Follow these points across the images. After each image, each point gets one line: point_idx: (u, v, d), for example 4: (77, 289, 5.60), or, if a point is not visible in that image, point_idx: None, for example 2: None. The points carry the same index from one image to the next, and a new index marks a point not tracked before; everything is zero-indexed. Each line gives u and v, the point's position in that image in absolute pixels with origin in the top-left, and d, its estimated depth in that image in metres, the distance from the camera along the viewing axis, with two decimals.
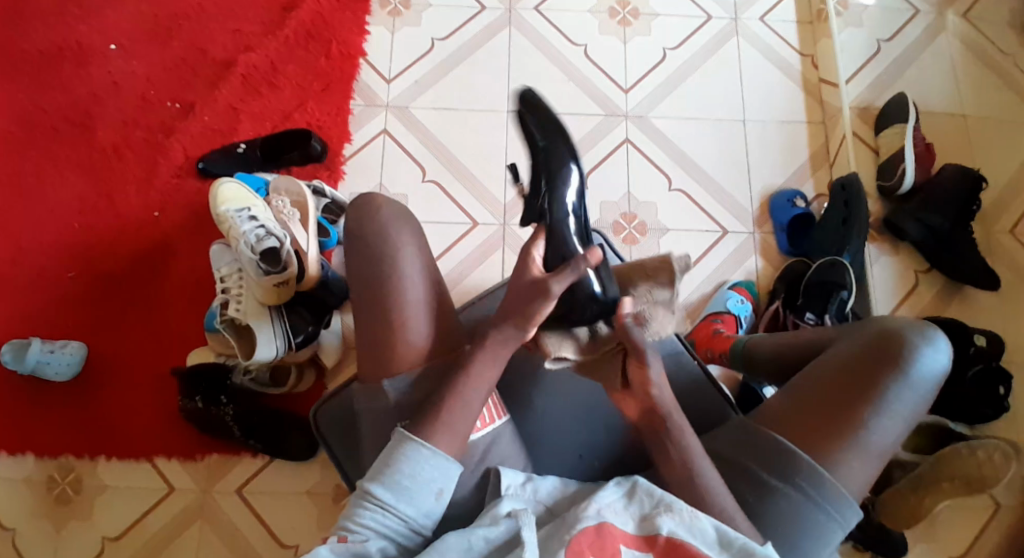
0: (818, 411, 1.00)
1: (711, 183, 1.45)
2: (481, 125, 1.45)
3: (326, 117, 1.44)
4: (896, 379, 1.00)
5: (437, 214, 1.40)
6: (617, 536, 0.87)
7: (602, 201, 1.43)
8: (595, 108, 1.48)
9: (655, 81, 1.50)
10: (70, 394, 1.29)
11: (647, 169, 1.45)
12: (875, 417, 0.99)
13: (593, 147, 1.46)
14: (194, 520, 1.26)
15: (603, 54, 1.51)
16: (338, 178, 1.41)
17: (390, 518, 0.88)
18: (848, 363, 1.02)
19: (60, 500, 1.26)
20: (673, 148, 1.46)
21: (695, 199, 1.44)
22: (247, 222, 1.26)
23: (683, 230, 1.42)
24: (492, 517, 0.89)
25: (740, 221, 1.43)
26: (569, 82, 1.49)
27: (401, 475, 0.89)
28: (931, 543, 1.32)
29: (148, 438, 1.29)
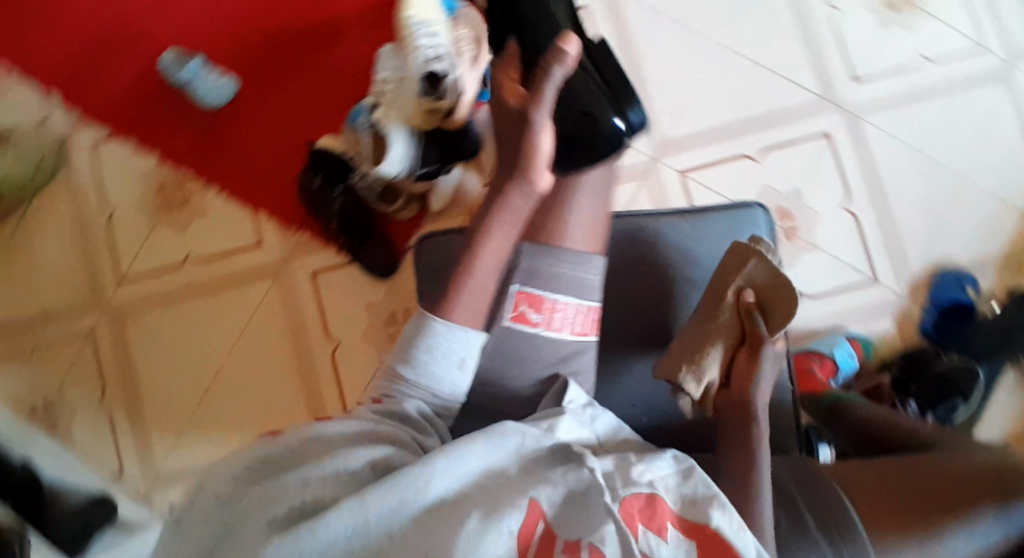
0: (901, 499, 0.89)
1: (887, 222, 1.32)
2: (689, 43, 1.31)
3: None
4: (998, 511, 0.88)
5: None
6: (664, 513, 0.74)
7: (766, 183, 1.30)
8: (812, 83, 1.32)
9: (889, 88, 1.33)
10: (202, 119, 1.33)
11: (831, 176, 1.31)
12: (956, 533, 0.88)
13: (787, 124, 1.30)
14: (266, 277, 1.29)
15: (852, 32, 1.32)
16: None
17: (418, 391, 0.81)
18: (955, 467, 0.91)
19: (165, 208, 1.32)
20: (869, 166, 1.32)
21: (863, 230, 1.31)
22: (427, 35, 1.16)
23: (831, 256, 1.31)
24: (548, 425, 0.79)
25: (892, 275, 1.32)
26: (800, 44, 1.32)
27: (426, 351, 0.81)
28: None
29: (254, 191, 1.32)
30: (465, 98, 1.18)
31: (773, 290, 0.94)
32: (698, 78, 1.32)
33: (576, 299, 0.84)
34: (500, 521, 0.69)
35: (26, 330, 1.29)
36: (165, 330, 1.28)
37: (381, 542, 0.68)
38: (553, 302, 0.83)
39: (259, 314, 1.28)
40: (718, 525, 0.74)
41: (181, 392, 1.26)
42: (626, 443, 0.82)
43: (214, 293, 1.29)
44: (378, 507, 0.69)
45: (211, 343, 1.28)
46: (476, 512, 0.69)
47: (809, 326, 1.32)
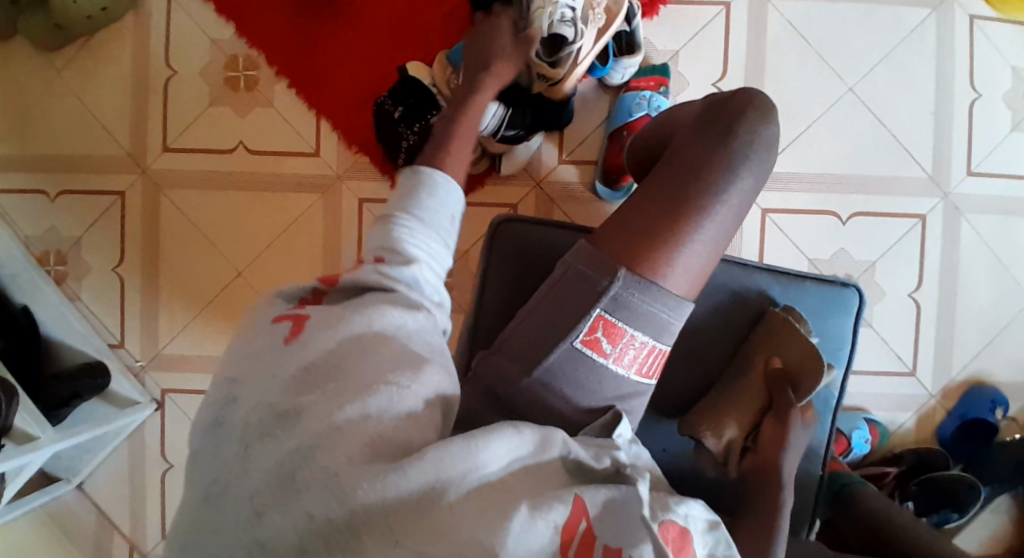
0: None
1: (947, 324, 1.25)
2: (812, 80, 1.21)
3: None
4: None
5: None
6: (691, 553, 0.71)
7: (842, 248, 1.22)
8: (926, 163, 1.22)
9: (1001, 191, 1.22)
10: (290, 2, 1.22)
11: (912, 262, 1.23)
12: None
13: (886, 196, 1.22)
14: (315, 191, 1.22)
15: (984, 122, 1.22)
16: (649, 13, 1.20)
17: (426, 242, 0.79)
18: None
19: (231, 86, 1.23)
20: (951, 263, 1.23)
21: (921, 325, 1.24)
22: None
23: (882, 338, 1.25)
24: (595, 453, 0.73)
25: (931, 378, 1.26)
26: (928, 118, 1.21)
27: (429, 204, 0.81)
28: None
29: (324, 95, 1.23)
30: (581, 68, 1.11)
31: (806, 354, 0.89)
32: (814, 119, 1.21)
33: (653, 340, 0.80)
34: (547, 512, 0.66)
35: (60, 171, 1.22)
36: (202, 213, 1.22)
37: (439, 512, 0.64)
38: (628, 337, 0.79)
39: (301, 224, 1.22)
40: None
41: (202, 277, 1.22)
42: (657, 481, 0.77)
43: (259, 191, 1.22)
44: (453, 469, 0.66)
45: (243, 240, 1.22)
46: (525, 501, 0.66)
47: None
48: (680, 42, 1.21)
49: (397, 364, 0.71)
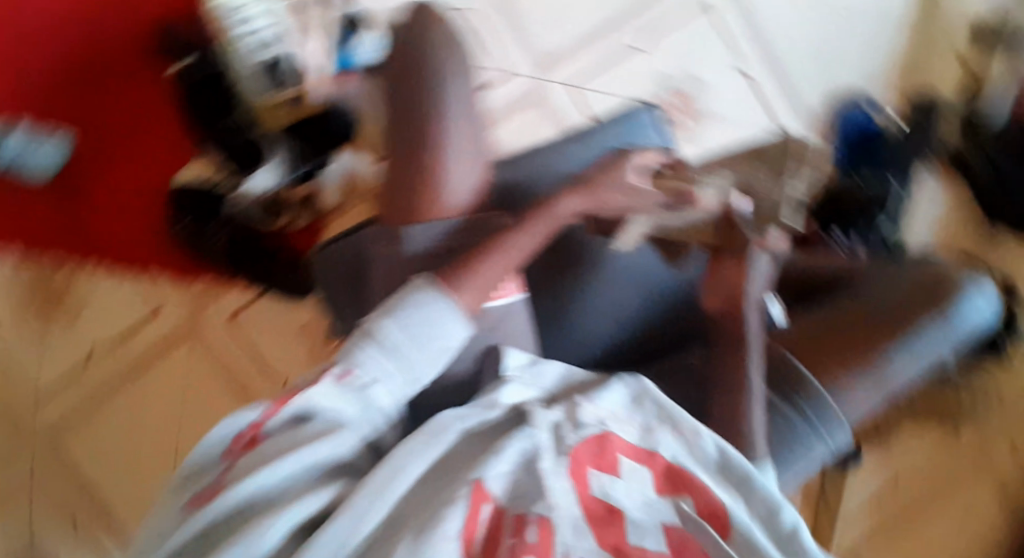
0: (853, 349, 0.94)
1: (783, 75, 1.36)
2: None
3: None
4: (930, 324, 0.97)
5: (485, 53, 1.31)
6: (617, 444, 0.71)
7: (657, 70, 1.34)
8: None
9: None
10: (53, 191, 1.22)
11: (716, 46, 1.36)
12: (895, 355, 0.95)
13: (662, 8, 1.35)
14: (183, 342, 1.24)
15: None
16: None
17: (391, 362, 0.68)
18: (888, 307, 0.98)
19: (49, 301, 1.22)
20: (751, 25, 1.36)
21: (752, 91, 1.35)
22: (242, 24, 1.10)
23: (733, 118, 1.35)
24: (491, 401, 0.73)
25: (799, 123, 1.35)
26: None
27: (410, 321, 0.70)
28: (882, 469, 1.34)
29: (134, 252, 1.23)
30: (313, 70, 1.16)
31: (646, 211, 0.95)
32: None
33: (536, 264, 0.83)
34: (440, 530, 0.61)
35: None
36: (104, 425, 1.22)
37: None
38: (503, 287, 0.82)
39: (194, 373, 1.23)
40: (673, 449, 0.73)
41: (139, 474, 1.21)
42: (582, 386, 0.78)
43: (137, 377, 1.23)
44: None
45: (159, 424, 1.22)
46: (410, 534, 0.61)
47: None
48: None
49: (306, 494, 0.61)
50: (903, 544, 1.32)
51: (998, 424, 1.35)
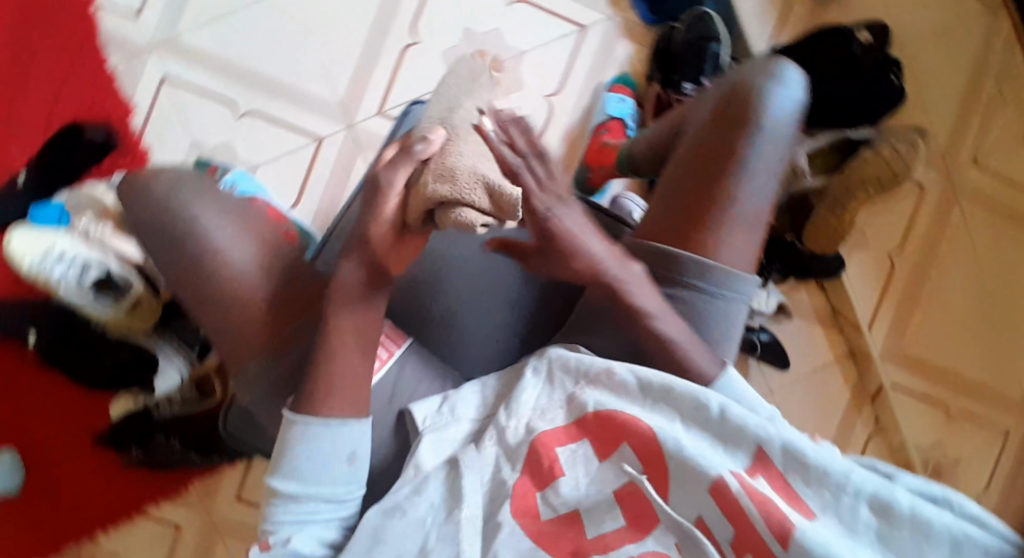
0: (705, 191, 0.85)
1: None
2: (268, 19, 1.25)
3: (91, 95, 1.20)
4: (753, 134, 0.85)
5: (272, 149, 1.25)
6: (551, 441, 0.76)
7: (444, 50, 1.28)
8: None
9: None
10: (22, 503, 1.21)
11: None
12: (738, 184, 0.84)
13: None
14: (216, 540, 1.25)
15: None
16: (144, 159, 1.22)
17: (303, 506, 0.78)
18: (707, 135, 0.87)
19: None
20: None
21: (537, 2, 1.29)
22: (56, 266, 1.04)
23: (539, 44, 1.29)
24: (416, 467, 0.77)
25: (593, 9, 1.31)
26: None
27: (295, 460, 0.77)
28: (864, 250, 1.34)
29: (126, 500, 1.23)
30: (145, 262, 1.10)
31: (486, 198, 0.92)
32: (307, 25, 1.26)
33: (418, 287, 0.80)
34: None
35: None
36: None
37: None
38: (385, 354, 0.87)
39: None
40: (596, 398, 0.78)
41: None
42: (499, 390, 0.82)
43: None
44: None
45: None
46: None
47: (581, 113, 1.30)
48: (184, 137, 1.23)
49: None
50: (920, 301, 1.35)
51: (940, 144, 1.35)
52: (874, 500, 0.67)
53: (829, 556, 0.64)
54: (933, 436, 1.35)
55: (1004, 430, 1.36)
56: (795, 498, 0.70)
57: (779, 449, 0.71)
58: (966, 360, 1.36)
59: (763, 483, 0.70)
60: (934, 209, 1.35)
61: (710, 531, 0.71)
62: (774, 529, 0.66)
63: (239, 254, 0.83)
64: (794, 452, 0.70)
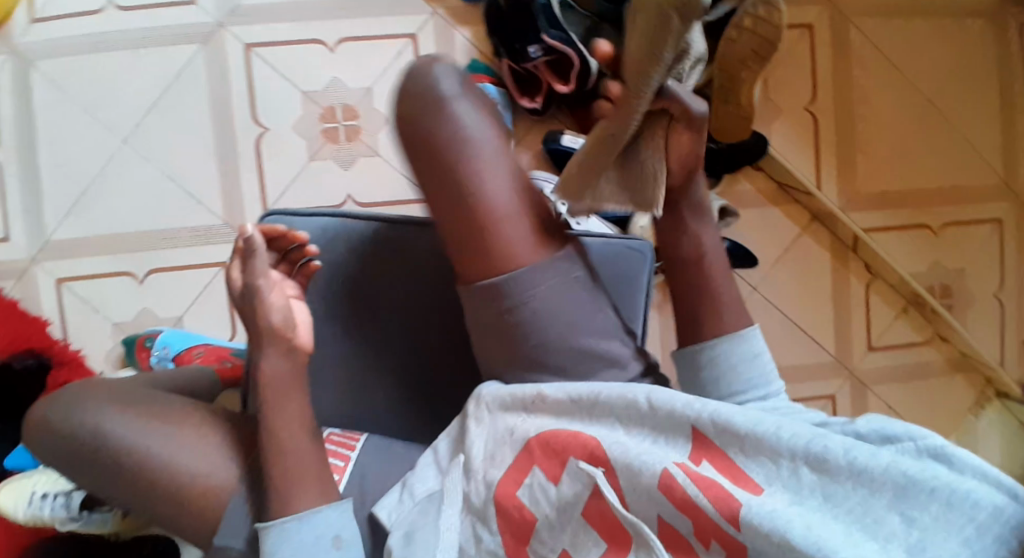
0: (474, 207, 0.90)
1: (359, 4, 1.28)
2: (120, 180, 1.25)
3: (8, 327, 1.21)
4: (455, 135, 0.90)
5: (186, 296, 1.25)
6: (509, 488, 0.85)
7: (294, 125, 1.27)
8: (188, 47, 1.26)
9: None
10: None
11: (296, 53, 1.27)
12: (481, 180, 0.89)
13: (230, 88, 1.26)
14: None
15: None
16: (82, 360, 1.23)
17: None
18: (427, 161, 0.91)
19: None
20: (291, 8, 1.27)
21: (359, 35, 1.28)
22: (42, 504, 1.07)
23: (379, 74, 1.28)
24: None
25: (410, 14, 1.29)
26: (144, 49, 1.25)
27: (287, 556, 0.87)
28: (781, 117, 1.28)
29: None
30: None
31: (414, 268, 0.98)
32: (159, 167, 1.25)
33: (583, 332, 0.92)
34: None
35: None
36: None
37: None
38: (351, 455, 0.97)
39: None
40: (540, 425, 0.87)
41: None
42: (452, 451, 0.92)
43: None
44: None
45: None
46: None
47: None
48: (103, 325, 1.24)
49: None
50: (858, 141, 1.29)
51: None
52: (809, 455, 0.75)
53: (775, 519, 0.71)
54: (925, 259, 1.30)
55: (990, 219, 1.31)
56: (737, 471, 0.77)
57: (712, 425, 0.80)
58: (925, 170, 1.30)
59: (708, 466, 0.78)
60: (829, 40, 1.28)
61: (671, 529, 0.78)
62: (724, 512, 0.74)
63: (205, 467, 0.93)
64: (725, 423, 0.79)
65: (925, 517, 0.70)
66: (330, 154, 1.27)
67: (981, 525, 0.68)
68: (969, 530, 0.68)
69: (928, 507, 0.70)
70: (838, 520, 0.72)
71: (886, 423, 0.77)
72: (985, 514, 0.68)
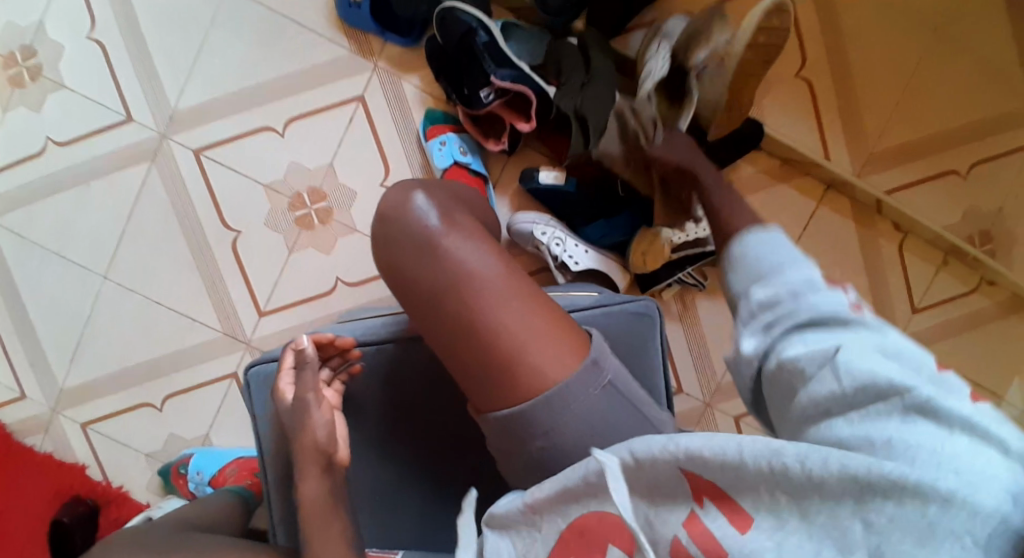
0: (466, 334, 0.86)
1: (296, 79, 1.22)
2: (112, 313, 1.24)
3: (49, 481, 1.23)
4: (448, 259, 0.88)
5: (208, 413, 1.24)
6: None
7: (264, 220, 1.22)
8: (138, 165, 1.23)
9: (135, 67, 1.22)
10: None
11: (246, 145, 1.22)
12: (487, 299, 0.86)
13: (192, 196, 1.23)
14: None
15: (77, 119, 1.23)
16: (126, 494, 1.24)
17: None
18: (425, 293, 0.88)
19: None
20: (230, 100, 1.22)
21: (305, 111, 1.22)
22: None
23: (337, 146, 1.22)
24: None
25: (351, 74, 1.21)
26: (96, 178, 1.23)
27: None
28: (774, 89, 1.18)
29: None
30: None
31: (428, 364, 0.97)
32: (143, 291, 1.24)
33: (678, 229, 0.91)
34: None
35: None
36: None
37: None
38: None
39: None
40: (552, 518, 0.77)
41: None
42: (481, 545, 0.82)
43: None
44: None
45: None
46: None
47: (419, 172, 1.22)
48: (138, 457, 1.25)
49: None
50: (859, 92, 1.18)
51: None
52: (778, 477, 0.63)
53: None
54: (952, 204, 1.19)
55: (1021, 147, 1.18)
56: (733, 503, 0.65)
57: (692, 462, 0.67)
58: (945, 98, 1.18)
59: (711, 506, 0.66)
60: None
61: None
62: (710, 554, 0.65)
63: None
64: (701, 459, 0.66)
65: (887, 522, 0.59)
66: (308, 241, 1.22)
67: (967, 522, 0.57)
68: (929, 530, 0.57)
69: (885, 508, 0.59)
70: (816, 541, 0.61)
71: (867, 367, 0.64)
72: (963, 504, 0.57)
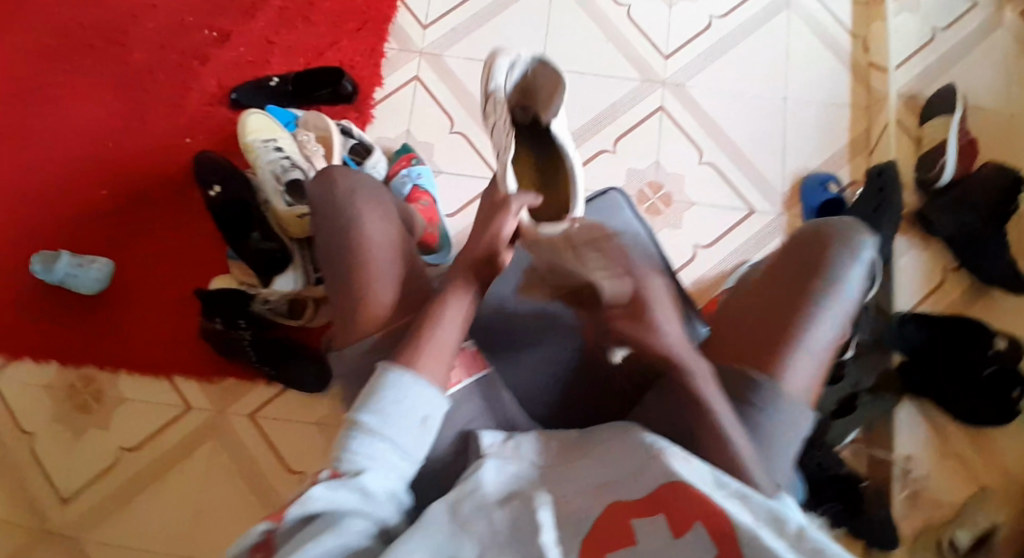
0: (770, 319, 0.88)
1: (743, 159, 1.43)
2: None
3: (358, 58, 1.44)
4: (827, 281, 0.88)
5: (458, 166, 1.41)
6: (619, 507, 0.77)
7: (629, 167, 1.42)
8: (629, 69, 1.46)
9: (702, 46, 1.48)
10: (92, 310, 1.33)
11: (679, 141, 1.44)
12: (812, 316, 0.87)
13: (624, 113, 1.44)
14: (207, 438, 1.29)
15: (648, 18, 1.49)
16: (367, 121, 1.41)
17: (381, 445, 0.83)
18: (784, 268, 0.91)
19: (82, 408, 1.31)
20: (707, 119, 1.45)
21: (727, 173, 1.42)
22: (271, 153, 1.28)
23: (708, 205, 1.41)
24: (477, 478, 0.83)
25: (768, 200, 1.41)
26: (608, 42, 1.47)
27: (385, 400, 0.84)
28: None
29: (166, 359, 1.32)
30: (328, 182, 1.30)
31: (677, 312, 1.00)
32: None
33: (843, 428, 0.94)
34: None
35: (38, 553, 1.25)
36: (129, 532, 1.26)
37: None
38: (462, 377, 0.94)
39: (212, 474, 1.28)
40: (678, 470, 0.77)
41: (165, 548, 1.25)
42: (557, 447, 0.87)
43: (166, 470, 1.28)
44: None
45: (218, 531, 1.25)
46: None
47: (716, 272, 1.38)
48: (402, 124, 1.42)
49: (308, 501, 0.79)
50: None
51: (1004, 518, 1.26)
52: None
53: None
54: None
55: None
56: None
57: None
58: None
59: None
60: None
61: None
62: None
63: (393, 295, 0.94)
64: None
65: None
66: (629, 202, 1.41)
67: None
68: None
69: None
70: None
71: None
72: None
